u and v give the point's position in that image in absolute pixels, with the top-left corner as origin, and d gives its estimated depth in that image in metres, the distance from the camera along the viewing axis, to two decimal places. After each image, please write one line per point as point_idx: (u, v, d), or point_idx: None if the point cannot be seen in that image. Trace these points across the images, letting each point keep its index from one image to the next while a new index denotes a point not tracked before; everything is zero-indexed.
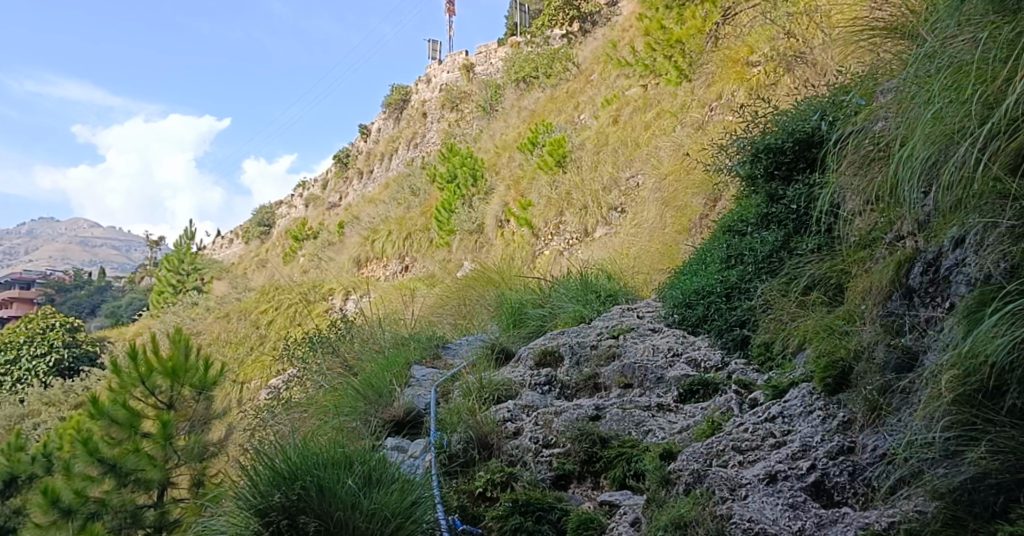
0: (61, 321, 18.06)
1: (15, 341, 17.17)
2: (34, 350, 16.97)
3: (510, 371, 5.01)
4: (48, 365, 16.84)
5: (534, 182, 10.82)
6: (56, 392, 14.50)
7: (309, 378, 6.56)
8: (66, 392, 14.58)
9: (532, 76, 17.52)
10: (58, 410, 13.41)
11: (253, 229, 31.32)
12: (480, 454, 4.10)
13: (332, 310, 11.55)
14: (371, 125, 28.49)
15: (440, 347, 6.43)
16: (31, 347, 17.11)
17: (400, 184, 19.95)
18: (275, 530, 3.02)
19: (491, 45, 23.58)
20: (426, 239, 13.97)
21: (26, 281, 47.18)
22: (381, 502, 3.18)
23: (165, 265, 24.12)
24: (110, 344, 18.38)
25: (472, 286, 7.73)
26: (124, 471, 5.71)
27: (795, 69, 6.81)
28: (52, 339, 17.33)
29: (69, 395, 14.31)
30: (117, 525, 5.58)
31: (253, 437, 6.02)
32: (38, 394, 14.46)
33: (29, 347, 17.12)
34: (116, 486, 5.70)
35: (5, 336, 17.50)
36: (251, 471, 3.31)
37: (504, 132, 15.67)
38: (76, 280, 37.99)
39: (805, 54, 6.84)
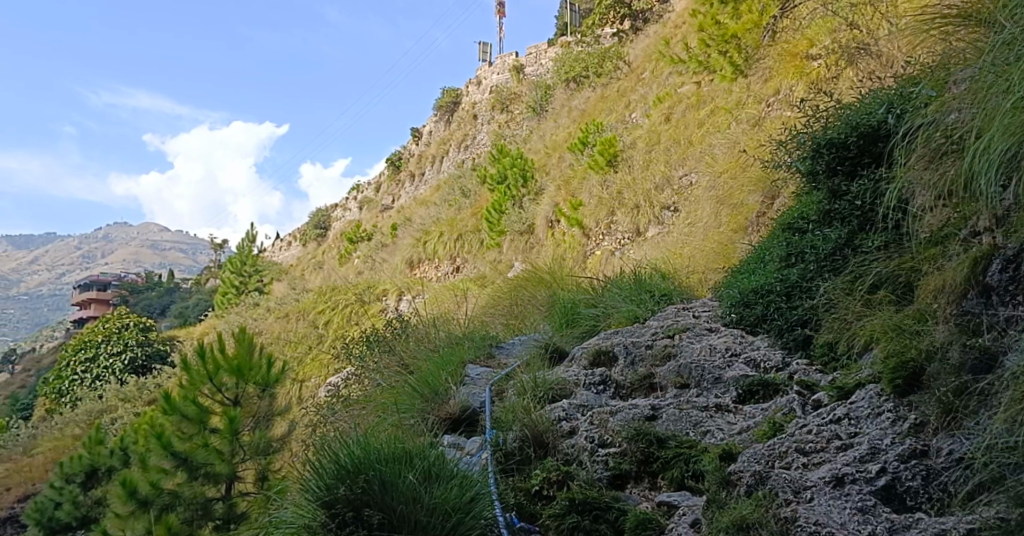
0: (135, 321, 18.66)
1: (93, 341, 17.92)
2: (111, 350, 17.65)
3: (564, 372, 5.00)
4: (124, 363, 17.42)
5: (585, 182, 10.77)
6: (130, 388, 14.88)
7: (367, 376, 6.68)
8: (140, 388, 14.95)
9: (582, 76, 17.50)
10: (132, 405, 13.81)
11: (309, 232, 31.99)
12: (536, 452, 4.12)
13: (386, 310, 11.72)
14: (423, 128, 28.80)
15: (494, 347, 6.45)
16: (108, 346, 17.79)
17: (451, 186, 20.14)
18: (341, 521, 3.08)
19: (541, 46, 23.58)
20: (477, 240, 14.05)
21: (102, 283, 49.09)
22: (440, 497, 3.25)
23: (227, 267, 24.77)
24: (179, 343, 18.86)
25: (523, 286, 7.73)
26: (194, 465, 5.97)
27: (857, 61, 6.62)
28: (126, 338, 17.91)
29: (143, 392, 14.56)
30: (188, 516, 5.87)
31: (313, 433, 6.16)
32: (116, 391, 14.98)
33: (106, 346, 17.83)
34: (187, 478, 5.98)
35: (83, 336, 18.25)
36: (317, 464, 3.40)
37: (554, 132, 15.66)
38: (145, 283, 39.45)
39: (868, 46, 6.62)
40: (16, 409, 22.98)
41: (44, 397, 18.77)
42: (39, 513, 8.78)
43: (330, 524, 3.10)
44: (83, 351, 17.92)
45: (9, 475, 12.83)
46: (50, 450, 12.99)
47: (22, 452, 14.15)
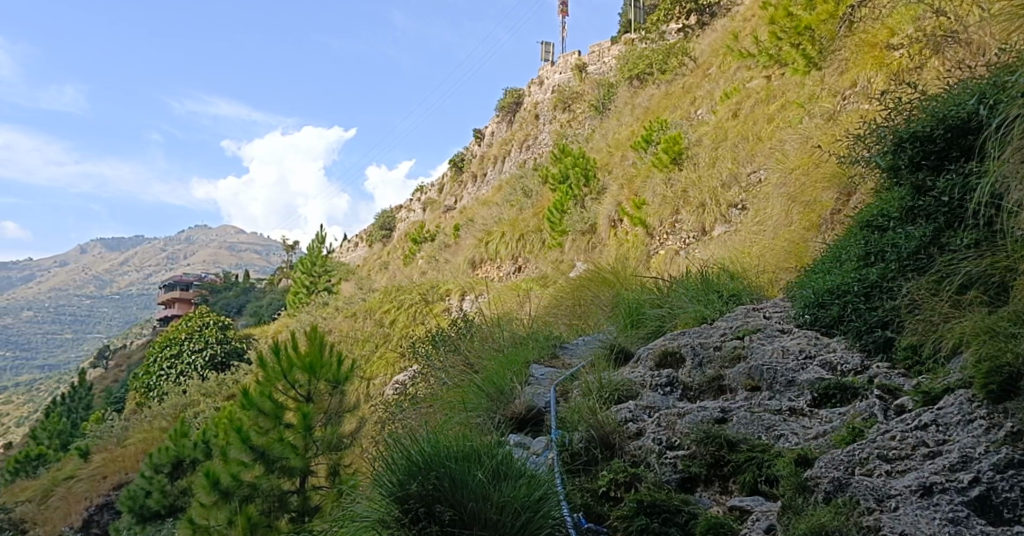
0: (214, 319, 19.27)
1: (178, 338, 18.64)
2: (193, 346, 18.23)
3: (629, 373, 4.93)
4: (205, 359, 17.92)
5: (649, 181, 10.61)
6: (211, 383, 15.29)
7: (433, 374, 6.74)
8: (221, 384, 15.26)
9: (646, 73, 17.30)
10: (214, 399, 14.27)
11: (375, 233, 32.56)
12: (603, 453, 4.07)
13: (450, 310, 11.84)
14: (485, 129, 28.96)
15: (558, 347, 6.42)
16: (191, 343, 18.40)
17: (514, 186, 20.18)
18: (414, 517, 3.18)
19: (604, 44, 23.40)
20: (539, 240, 14.03)
21: (185, 282, 51.10)
22: (509, 496, 3.25)
23: (299, 268, 25.40)
24: (255, 341, 19.29)
25: (586, 286, 7.65)
26: (271, 458, 6.19)
27: (945, 50, 6.41)
28: (207, 335, 18.47)
29: (223, 387, 15.04)
30: (266, 507, 6.12)
31: (382, 430, 6.26)
32: (197, 386, 15.41)
33: (189, 342, 18.47)
34: (265, 471, 6.20)
35: (170, 333, 19.09)
36: (389, 459, 3.47)
37: (617, 131, 15.51)
38: (223, 283, 40.89)
39: (957, 32, 6.37)
40: (107, 402, 24.20)
41: (133, 391, 19.69)
42: (131, 500, 9.24)
43: (403, 518, 3.20)
44: (168, 348, 18.70)
45: (104, 465, 13.45)
46: (141, 442, 13.54)
47: (115, 443, 14.89)
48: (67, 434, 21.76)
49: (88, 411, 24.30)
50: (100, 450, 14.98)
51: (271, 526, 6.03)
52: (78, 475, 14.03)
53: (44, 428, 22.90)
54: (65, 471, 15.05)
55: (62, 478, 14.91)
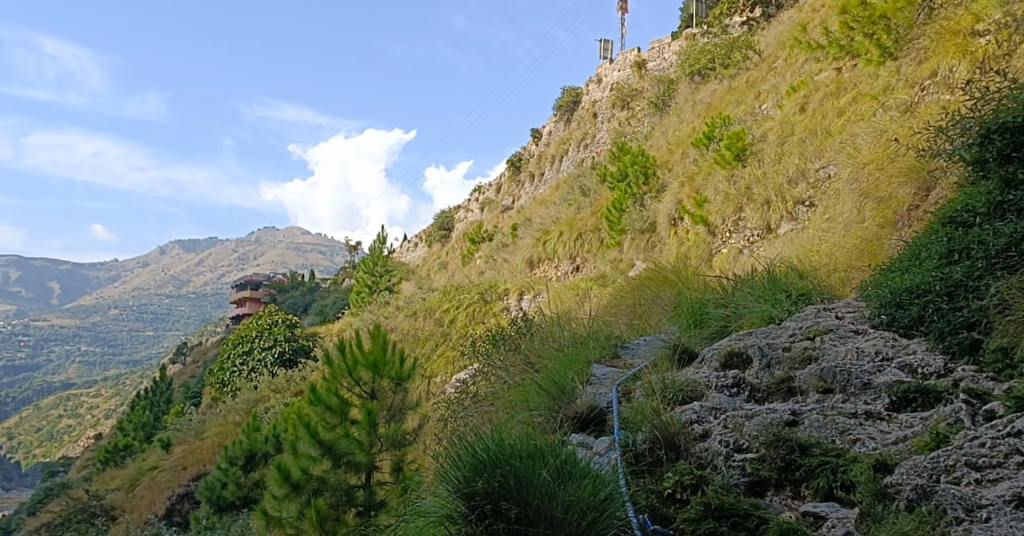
0: (282, 318, 19.73)
1: (250, 335, 19.09)
2: (263, 343, 18.62)
3: (694, 373, 4.82)
4: (274, 356, 18.33)
5: (710, 178, 10.39)
6: (280, 380, 15.65)
7: (494, 373, 6.76)
8: (289, 380, 15.59)
9: (708, 68, 17.03)
10: (282, 395, 14.62)
11: (434, 233, 32.87)
12: (668, 454, 4.00)
13: (509, 310, 11.87)
14: (543, 128, 28.93)
15: (619, 346, 6.34)
16: (261, 340, 18.79)
17: (571, 185, 20.09)
18: (481, 513, 3.20)
19: (665, 40, 23.11)
20: (598, 240, 13.93)
21: (255, 282, 52.54)
22: (575, 495, 3.24)
23: (361, 268, 25.83)
24: (320, 339, 19.67)
25: (646, 285, 7.54)
26: (338, 453, 6.35)
27: None
28: (276, 333, 18.90)
29: (290, 383, 15.38)
30: (334, 501, 6.31)
31: (445, 427, 6.32)
32: (267, 382, 15.80)
33: (259, 339, 18.85)
34: (332, 465, 6.35)
35: (242, 331, 19.65)
36: (454, 455, 3.51)
37: (678, 127, 15.27)
38: (290, 283, 41.96)
39: None
40: (185, 396, 25.19)
41: (209, 387, 20.36)
42: (208, 491, 9.57)
43: (471, 515, 3.23)
44: (241, 345, 19.21)
45: (183, 457, 13.97)
46: (216, 435, 13.96)
47: (193, 436, 15.46)
48: (149, 426, 22.77)
49: (168, 404, 25.37)
50: (180, 443, 15.60)
51: (339, 520, 6.22)
52: (159, 466, 14.64)
53: (128, 420, 23.99)
54: (148, 461, 15.73)
55: (145, 469, 15.54)
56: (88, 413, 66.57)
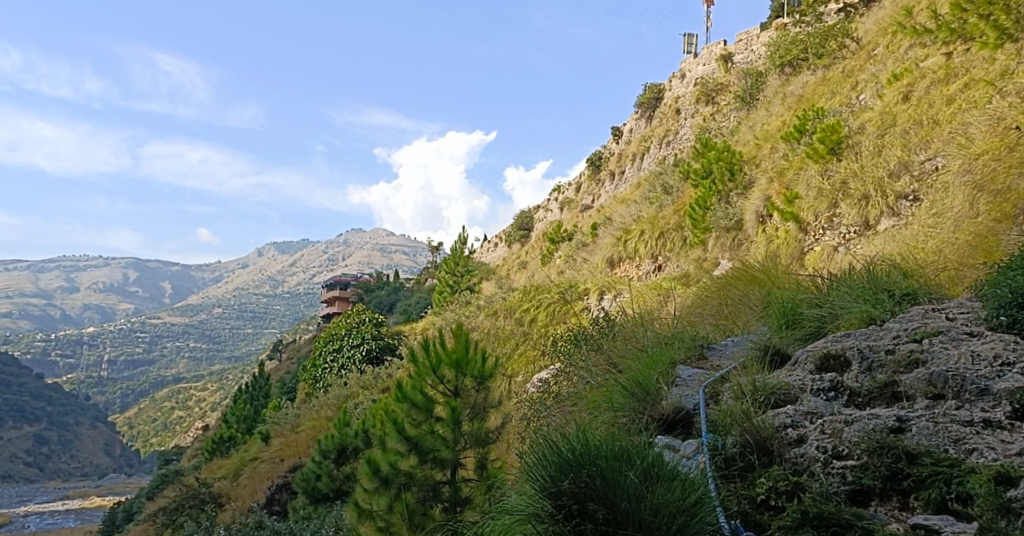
0: (369, 316, 20.17)
1: (339, 333, 19.63)
2: (351, 342, 19.10)
3: (786, 376, 4.60)
4: (361, 354, 18.75)
5: (802, 173, 9.96)
6: (368, 376, 15.99)
7: (576, 373, 6.68)
8: (376, 377, 15.87)
9: (800, 59, 16.46)
10: (371, 391, 14.93)
11: (514, 233, 32.96)
12: (760, 459, 3.85)
13: (590, 310, 11.76)
14: (625, 126, 28.58)
15: (704, 347, 6.11)
16: (349, 339, 19.28)
17: (653, 183, 19.75)
18: (568, 514, 3.21)
19: (753, 31, 22.47)
20: (681, 238, 13.64)
21: (343, 282, 54.03)
22: (664, 497, 3.19)
23: (444, 268, 26.16)
24: (404, 337, 20.00)
25: (734, 285, 7.29)
26: (424, 449, 6.43)
27: None
28: (363, 332, 19.34)
29: (377, 380, 15.69)
30: (421, 496, 6.37)
31: (529, 426, 6.31)
32: (356, 379, 16.19)
33: (348, 338, 19.36)
34: (418, 461, 6.44)
35: (333, 329, 20.24)
36: (539, 454, 3.50)
37: (766, 121, 14.80)
38: (376, 283, 42.96)
39: None
40: (282, 390, 26.20)
41: (303, 383, 21.08)
42: (304, 482, 9.87)
43: (557, 514, 3.24)
44: (332, 342, 19.79)
45: (280, 450, 14.43)
46: (310, 429, 14.37)
47: (289, 429, 16.00)
48: (250, 419, 23.78)
49: (266, 398, 26.44)
50: (278, 435, 16.20)
51: (426, 515, 6.35)
52: (260, 457, 15.22)
53: (231, 414, 25.15)
54: (250, 453, 16.42)
55: (247, 460, 16.22)
56: (194, 406, 70.26)
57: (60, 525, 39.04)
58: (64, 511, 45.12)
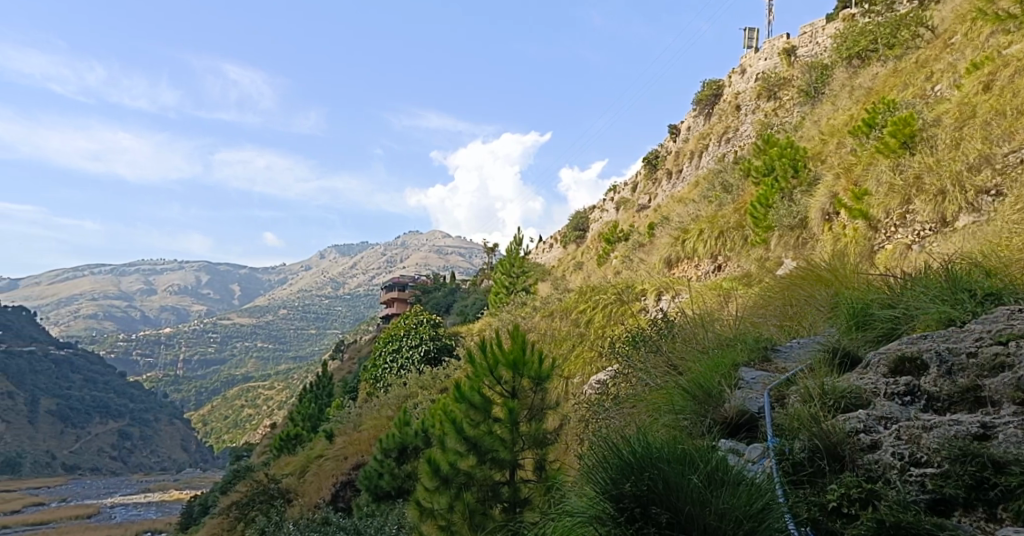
0: (426, 317, 20.33)
1: (398, 334, 19.86)
2: (410, 342, 19.30)
3: (857, 378, 4.37)
4: (420, 354, 18.92)
5: (872, 168, 9.60)
6: (427, 376, 16.12)
7: (635, 375, 6.56)
8: (435, 377, 15.99)
9: (869, 50, 15.91)
10: (430, 391, 15.04)
11: (570, 233, 32.81)
12: (831, 465, 3.71)
13: (647, 310, 11.59)
14: (682, 124, 28.14)
15: (769, 349, 5.90)
16: (408, 339, 19.49)
17: (712, 181, 19.38)
18: (630, 517, 3.26)
19: (818, 23, 21.82)
20: (742, 237, 13.35)
21: (402, 283, 54.74)
22: (729, 503, 3.17)
23: (500, 269, 26.20)
24: (462, 338, 20.10)
25: (799, 285, 7.04)
26: (483, 450, 6.41)
27: None
28: (421, 333, 19.52)
29: (436, 380, 15.81)
30: (480, 496, 6.35)
31: (589, 429, 6.25)
32: (415, 379, 16.35)
33: (406, 339, 19.58)
34: (478, 461, 6.43)
35: (392, 330, 20.50)
36: (600, 457, 3.55)
37: (833, 115, 14.35)
38: (435, 284, 43.38)
39: None
40: (344, 389, 26.66)
41: (364, 382, 21.41)
42: (367, 480, 9.99)
43: (619, 517, 3.29)
44: (391, 343, 20.04)
45: (343, 448, 14.65)
46: (371, 428, 14.55)
47: (352, 428, 16.25)
48: (314, 417, 24.27)
49: (330, 397, 26.93)
50: (342, 433, 16.48)
51: (486, 514, 6.29)
52: (324, 455, 15.48)
53: (297, 412, 25.75)
54: (315, 451, 16.76)
55: (312, 457, 16.55)
56: (263, 405, 72.32)
57: (144, 517, 40.71)
58: (148, 503, 47.20)
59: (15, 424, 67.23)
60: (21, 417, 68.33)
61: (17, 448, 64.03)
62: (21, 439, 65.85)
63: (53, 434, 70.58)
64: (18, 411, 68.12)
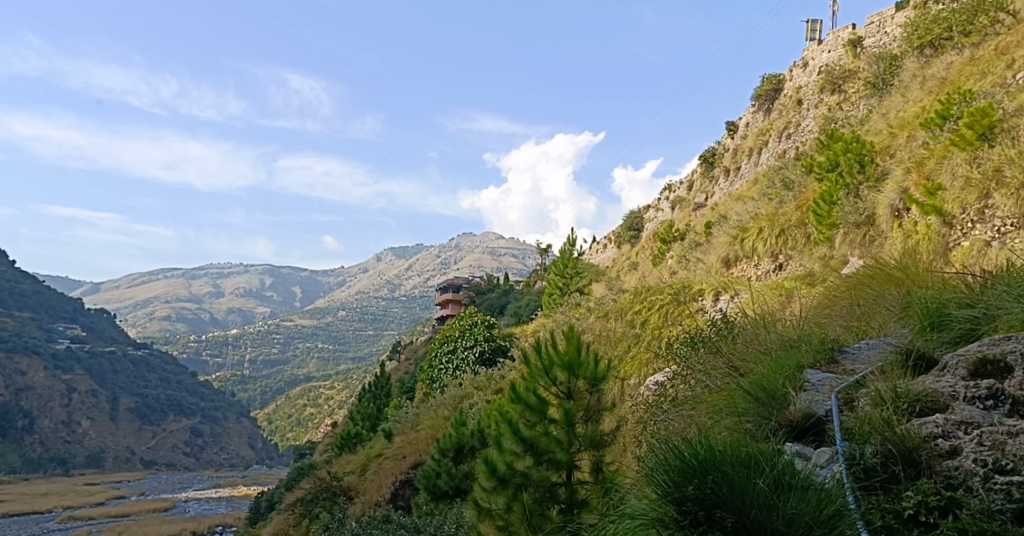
0: (481, 318, 20.35)
1: (453, 335, 19.95)
2: (465, 343, 19.36)
3: (933, 381, 4.14)
4: (475, 355, 18.95)
5: (946, 161, 9.20)
6: (482, 377, 16.12)
7: (694, 376, 6.39)
8: (491, 377, 15.99)
9: (944, 38, 15.32)
10: (486, 392, 15.04)
11: (624, 233, 32.50)
12: (906, 471, 3.54)
13: (705, 311, 11.35)
14: (740, 121, 27.56)
15: (836, 350, 5.68)
16: (463, 340, 19.56)
17: (772, 178, 18.92)
18: (694, 521, 3.16)
19: (886, 13, 21.09)
20: (804, 235, 12.99)
21: (457, 284, 55.16)
22: (798, 508, 3.06)
23: (554, 270, 26.07)
24: (516, 338, 20.07)
25: (867, 284, 6.76)
26: (539, 450, 6.35)
27: None
28: (476, 333, 19.54)
29: (492, 380, 15.80)
30: (538, 497, 6.27)
31: (649, 432, 6.15)
32: (470, 379, 16.37)
33: (461, 340, 19.64)
34: (535, 462, 6.37)
35: (448, 331, 20.60)
36: (658, 461, 3.46)
37: (902, 107, 13.84)
38: (490, 284, 43.57)
39: None
40: (402, 389, 26.91)
41: (421, 383, 21.56)
42: (425, 479, 9.99)
43: (682, 520, 3.20)
44: (446, 343, 20.14)
45: (402, 447, 14.75)
46: (429, 428, 14.61)
47: (410, 427, 16.37)
48: (374, 416, 24.57)
49: (388, 396, 27.22)
50: (400, 433, 16.61)
51: (544, 516, 6.20)
52: (383, 455, 15.63)
53: (357, 412, 26.13)
54: (374, 450, 16.94)
55: (372, 456, 16.74)
56: (325, 404, 73.90)
57: (215, 511, 42.01)
58: (218, 498, 48.74)
59: (97, 420, 70.51)
60: (103, 414, 71.61)
61: (99, 443, 67.11)
62: (103, 434, 69.03)
63: (132, 430, 73.66)
64: (100, 408, 71.38)
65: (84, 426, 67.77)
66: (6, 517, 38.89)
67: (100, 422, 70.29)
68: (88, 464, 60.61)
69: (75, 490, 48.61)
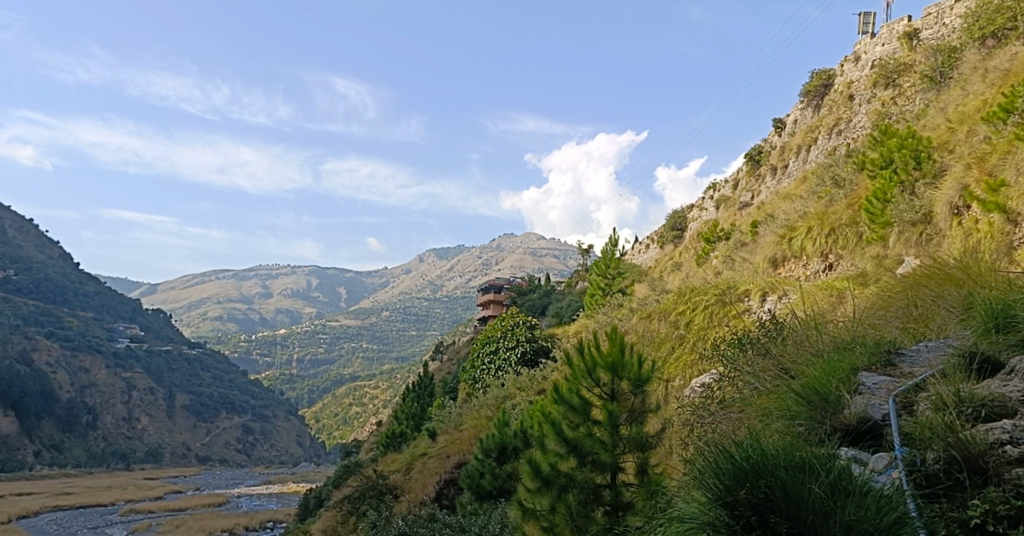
0: (523, 319, 20.29)
1: (495, 335, 19.91)
2: (507, 344, 19.31)
3: (999, 386, 3.94)
4: (517, 356, 18.89)
5: (1009, 156, 8.87)
6: (525, 377, 16.06)
7: (742, 378, 6.25)
8: (534, 377, 15.92)
9: (1007, 28, 14.78)
10: (529, 392, 14.99)
11: (667, 232, 32.13)
12: (972, 478, 3.40)
13: (752, 311, 11.13)
14: (788, 117, 27.01)
15: (892, 352, 5.48)
16: (506, 341, 19.51)
17: (821, 176, 18.50)
18: (747, 525, 3.06)
19: (944, 4, 20.45)
20: (856, 234, 12.66)
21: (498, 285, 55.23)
22: (857, 514, 2.97)
23: (596, 270, 25.90)
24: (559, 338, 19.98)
25: (925, 285, 6.51)
26: (584, 451, 6.28)
27: None
28: (518, 334, 19.48)
29: (535, 380, 15.74)
30: (582, 499, 6.19)
31: (696, 435, 6.04)
32: (513, 380, 16.33)
33: (504, 340, 19.60)
34: (578, 464, 6.31)
35: (490, 332, 20.58)
36: (707, 465, 3.36)
37: (962, 101, 13.39)
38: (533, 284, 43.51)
39: None
40: (445, 389, 26.99)
41: (463, 382, 21.58)
42: (469, 479, 9.98)
43: (734, 524, 3.09)
44: (489, 344, 20.11)
45: (446, 446, 14.77)
46: (472, 428, 14.60)
47: (454, 427, 16.39)
48: (417, 416, 24.68)
49: (431, 396, 27.33)
50: (444, 432, 16.63)
51: (589, 518, 6.12)
52: (427, 454, 15.68)
53: (402, 411, 26.29)
54: (419, 449, 17.02)
55: (417, 455, 16.81)
56: (371, 404, 74.78)
57: (265, 507, 42.79)
58: (267, 494, 49.64)
59: (154, 417, 72.42)
60: (160, 411, 73.56)
61: (157, 439, 68.95)
62: (160, 431, 70.91)
63: (186, 427, 75.50)
64: (157, 405, 73.32)
65: (143, 422, 69.68)
66: (71, 509, 40.22)
67: (157, 419, 72.17)
68: (146, 459, 62.28)
69: (134, 484, 50.01)
